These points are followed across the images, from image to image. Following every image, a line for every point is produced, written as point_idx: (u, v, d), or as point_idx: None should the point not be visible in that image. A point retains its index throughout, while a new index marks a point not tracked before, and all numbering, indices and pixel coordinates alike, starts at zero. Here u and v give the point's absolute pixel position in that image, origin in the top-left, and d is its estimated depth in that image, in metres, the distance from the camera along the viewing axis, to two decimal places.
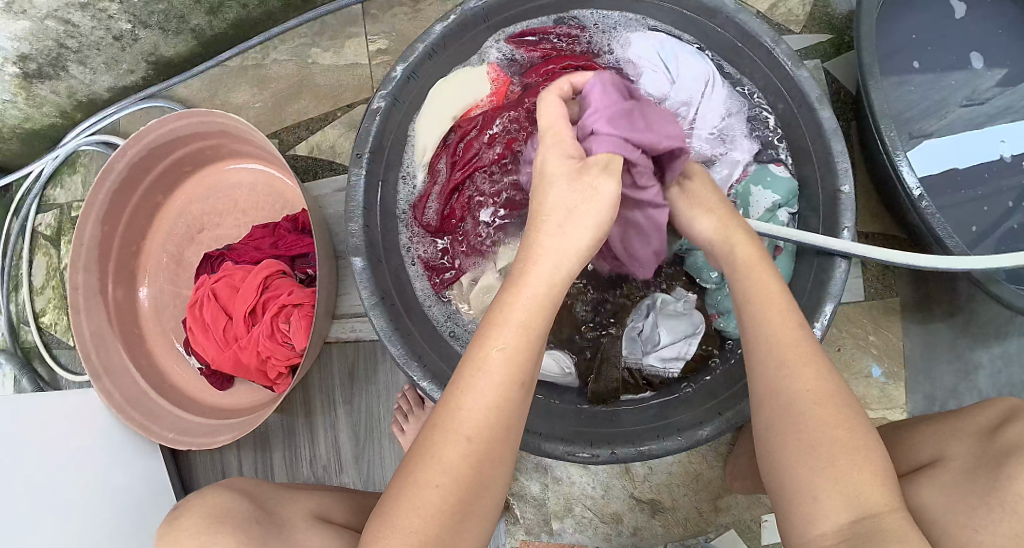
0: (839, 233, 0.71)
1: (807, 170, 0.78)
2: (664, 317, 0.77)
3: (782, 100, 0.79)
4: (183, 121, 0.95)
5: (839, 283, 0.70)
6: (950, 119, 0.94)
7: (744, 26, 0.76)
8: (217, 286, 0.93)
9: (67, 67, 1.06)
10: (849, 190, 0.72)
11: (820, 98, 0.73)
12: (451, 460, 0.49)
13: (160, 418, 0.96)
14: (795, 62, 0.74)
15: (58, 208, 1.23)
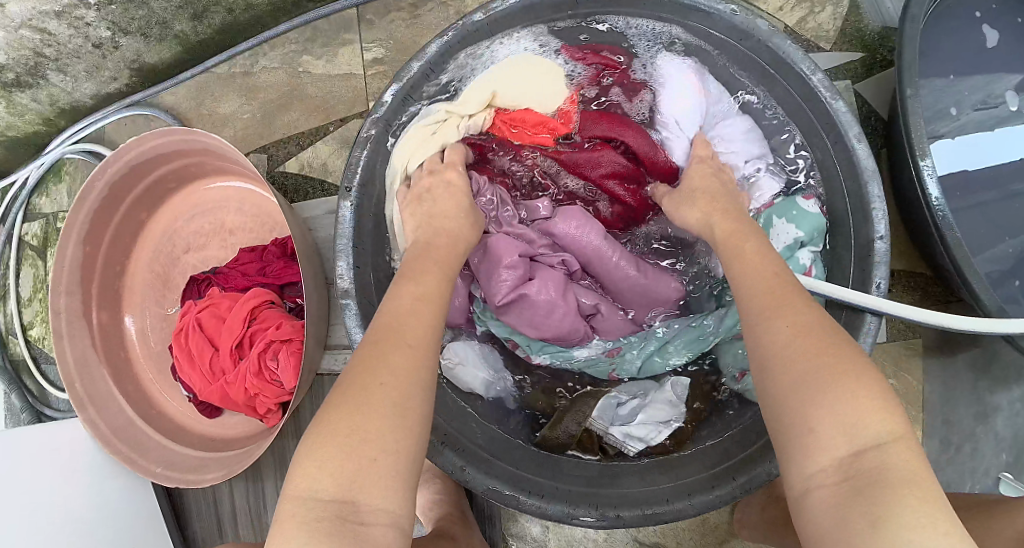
0: (870, 286, 0.67)
1: (840, 209, 0.73)
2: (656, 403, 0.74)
3: (815, 133, 0.73)
4: (165, 139, 0.89)
5: (869, 341, 0.66)
6: (963, 122, 0.87)
7: (777, 51, 0.70)
8: (202, 315, 0.89)
9: (46, 75, 1.01)
10: (883, 239, 0.66)
11: (858, 135, 0.67)
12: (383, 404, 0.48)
13: (148, 449, 0.92)
14: (831, 94, 0.68)
15: (44, 218, 1.19)
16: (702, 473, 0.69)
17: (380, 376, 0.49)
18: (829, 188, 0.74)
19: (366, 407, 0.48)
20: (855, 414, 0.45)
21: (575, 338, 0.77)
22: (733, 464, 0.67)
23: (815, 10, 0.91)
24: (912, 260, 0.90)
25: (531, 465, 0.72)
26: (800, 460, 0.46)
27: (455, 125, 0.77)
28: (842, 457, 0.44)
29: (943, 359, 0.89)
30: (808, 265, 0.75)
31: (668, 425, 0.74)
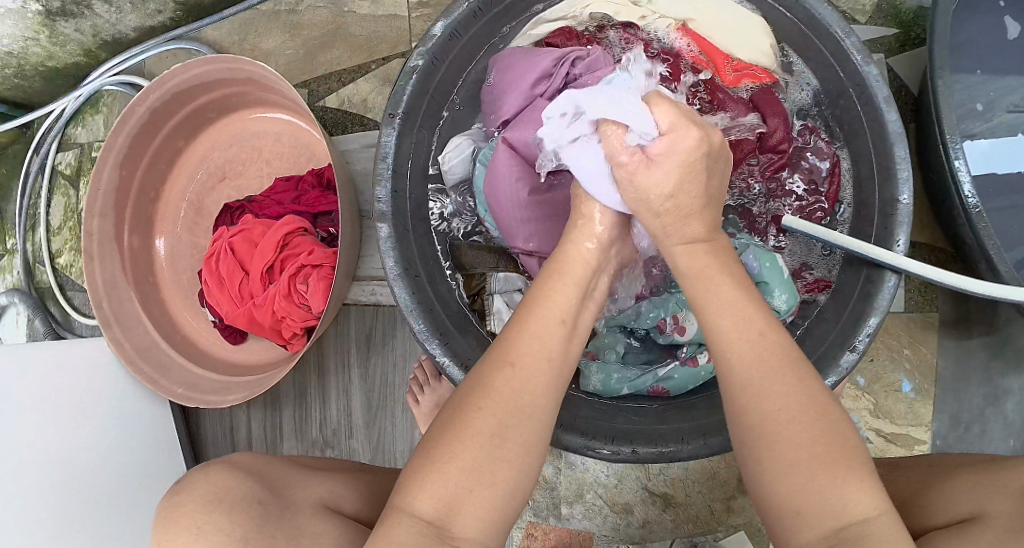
0: (892, 245, 0.67)
1: (865, 169, 0.73)
2: None
3: (846, 95, 0.74)
4: (209, 67, 0.91)
5: (887, 299, 0.65)
6: (996, 121, 0.88)
7: (813, 12, 0.71)
8: (235, 240, 0.91)
9: (91, 5, 1.03)
10: (909, 200, 0.66)
11: (888, 99, 0.68)
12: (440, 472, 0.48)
13: (171, 371, 0.94)
14: (863, 57, 0.69)
15: (79, 147, 1.21)
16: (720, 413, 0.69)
17: (487, 408, 0.49)
18: (858, 152, 0.74)
19: (492, 461, 0.48)
20: (838, 495, 0.46)
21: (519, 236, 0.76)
22: None
23: None
24: (933, 235, 0.91)
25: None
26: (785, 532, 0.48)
27: (646, 17, 0.83)
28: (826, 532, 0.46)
29: (958, 336, 0.88)
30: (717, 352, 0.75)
31: None
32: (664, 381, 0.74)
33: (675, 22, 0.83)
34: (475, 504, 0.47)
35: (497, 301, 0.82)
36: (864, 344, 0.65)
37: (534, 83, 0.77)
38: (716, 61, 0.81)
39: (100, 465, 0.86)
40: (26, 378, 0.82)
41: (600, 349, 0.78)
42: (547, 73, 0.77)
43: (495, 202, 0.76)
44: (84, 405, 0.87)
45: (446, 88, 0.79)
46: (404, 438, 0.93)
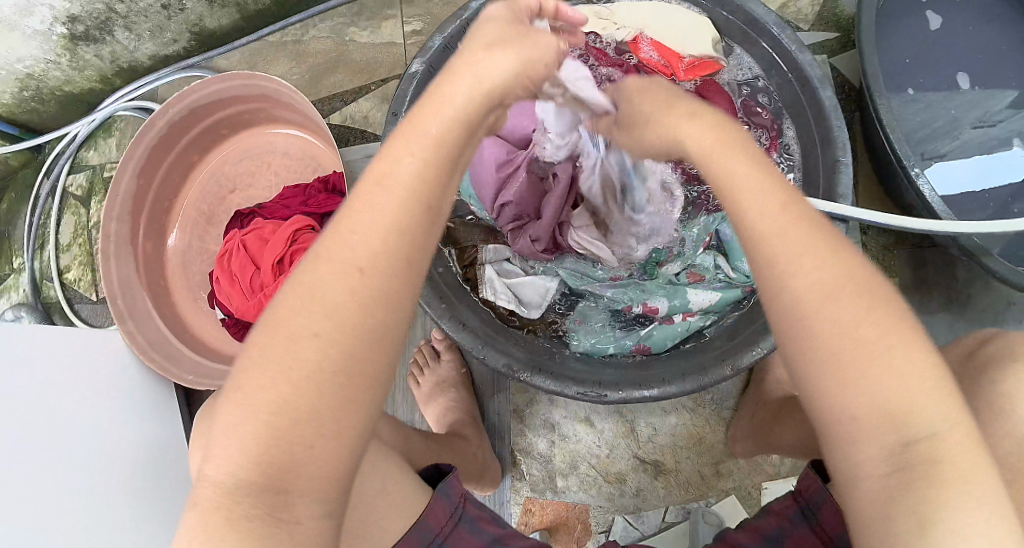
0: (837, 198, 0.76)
1: (808, 141, 0.83)
2: (514, 280, 0.87)
3: (786, 82, 0.85)
4: (225, 85, 1.00)
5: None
6: (962, 141, 1.00)
7: (754, 14, 0.82)
8: (247, 238, 0.98)
9: (113, 31, 1.11)
10: (848, 159, 0.76)
11: (820, 80, 0.79)
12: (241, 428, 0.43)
13: (181, 361, 0.99)
14: (796, 47, 0.80)
15: (91, 169, 1.29)
16: (704, 356, 0.76)
17: (258, 364, 0.43)
18: (801, 128, 0.85)
19: (293, 459, 0.43)
20: (891, 388, 0.40)
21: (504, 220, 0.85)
22: (727, 347, 0.75)
23: None
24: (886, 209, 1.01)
25: (538, 352, 0.80)
26: (844, 465, 0.42)
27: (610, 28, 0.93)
28: (892, 447, 0.40)
29: (921, 300, 0.97)
30: (693, 307, 0.83)
31: (526, 309, 0.87)
32: (645, 339, 0.82)
33: (632, 31, 0.93)
34: (314, 456, 0.43)
35: (489, 268, 0.87)
36: None
37: None
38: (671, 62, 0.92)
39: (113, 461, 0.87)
40: (47, 368, 0.83)
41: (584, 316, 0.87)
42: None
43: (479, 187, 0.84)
44: (95, 407, 0.88)
45: None
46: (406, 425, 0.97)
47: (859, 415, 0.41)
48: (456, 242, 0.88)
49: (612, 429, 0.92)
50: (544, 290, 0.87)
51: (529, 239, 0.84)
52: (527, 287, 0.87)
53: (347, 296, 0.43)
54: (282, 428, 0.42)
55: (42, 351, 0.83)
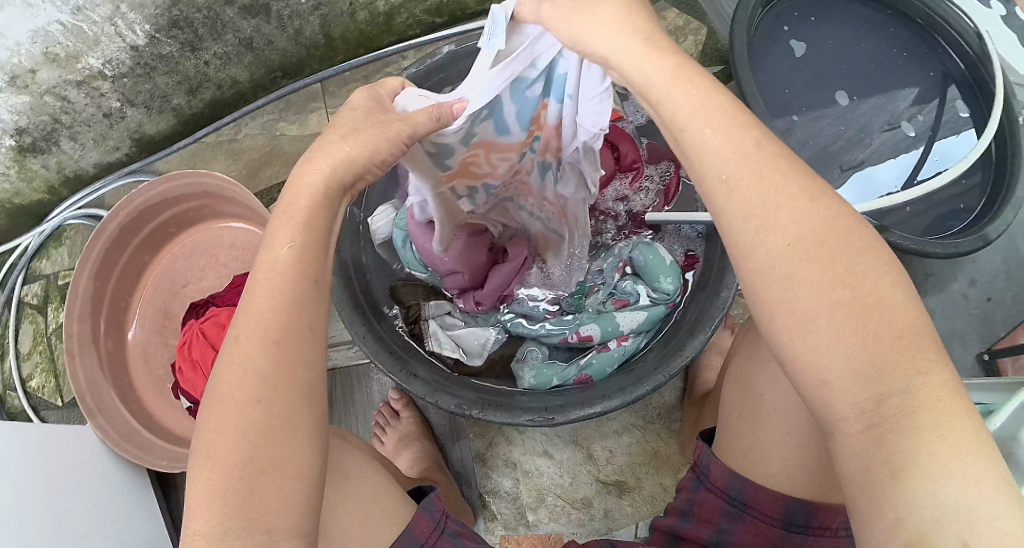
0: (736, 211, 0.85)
1: None
2: (453, 330, 0.93)
3: None
4: (171, 183, 1.07)
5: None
6: (875, 144, 1.16)
7: None
8: (206, 325, 1.03)
9: (59, 142, 1.17)
10: None
11: None
12: (201, 489, 0.49)
13: (153, 451, 1.02)
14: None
15: (45, 279, 1.32)
16: (644, 367, 0.84)
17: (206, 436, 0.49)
18: None
19: (256, 508, 0.48)
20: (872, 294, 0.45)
21: (455, 289, 0.92)
22: (659, 359, 0.83)
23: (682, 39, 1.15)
24: None
25: (489, 391, 0.86)
26: (824, 412, 0.47)
27: None
28: (865, 405, 0.45)
29: None
30: (625, 329, 0.88)
31: (469, 358, 0.93)
32: (586, 369, 0.87)
33: None
34: (280, 503, 0.49)
35: (433, 323, 0.92)
36: (727, 301, 0.80)
37: None
38: None
39: None
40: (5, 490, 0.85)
41: (524, 354, 0.92)
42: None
43: (427, 262, 0.89)
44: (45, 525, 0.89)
45: None
46: None
47: (831, 378, 0.45)
48: (401, 302, 0.94)
49: (571, 457, 0.97)
50: (486, 339, 0.93)
51: (474, 301, 0.92)
52: (467, 336, 0.93)
53: (244, 372, 0.49)
54: (239, 488, 0.48)
55: (8, 467, 0.88)
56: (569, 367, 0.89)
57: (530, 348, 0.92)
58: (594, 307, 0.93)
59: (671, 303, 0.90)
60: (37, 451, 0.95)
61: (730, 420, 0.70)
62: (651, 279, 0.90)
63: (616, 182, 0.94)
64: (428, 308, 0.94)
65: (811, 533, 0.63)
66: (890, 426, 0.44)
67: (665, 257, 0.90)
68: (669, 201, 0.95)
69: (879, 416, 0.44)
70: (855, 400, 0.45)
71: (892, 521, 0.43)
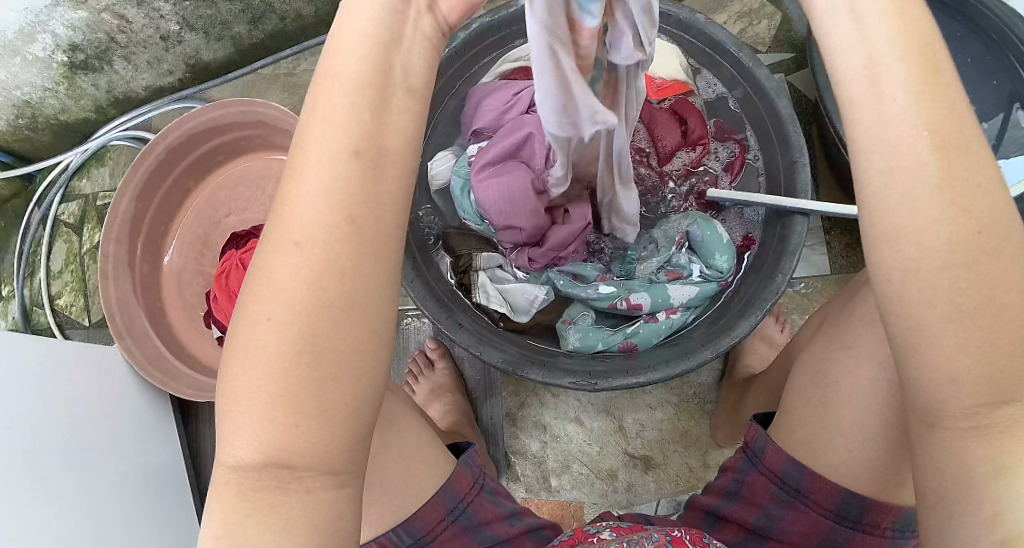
0: (800, 194, 0.84)
1: (770, 151, 0.90)
2: (502, 285, 0.90)
3: (745, 91, 0.92)
4: (223, 112, 1.06)
5: (801, 237, 0.81)
6: None
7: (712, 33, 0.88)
8: (246, 257, 1.02)
9: (112, 61, 1.16)
10: (804, 161, 0.84)
11: (776, 90, 0.85)
12: (240, 414, 0.41)
13: (180, 378, 1.02)
14: (757, 61, 0.85)
15: (83, 199, 1.31)
16: (693, 342, 0.82)
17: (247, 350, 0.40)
18: (763, 138, 0.91)
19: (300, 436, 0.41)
20: None
21: (506, 241, 0.90)
22: (710, 334, 0.82)
23: (754, 24, 1.16)
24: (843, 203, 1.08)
25: (532, 350, 0.85)
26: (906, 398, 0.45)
27: None
28: None
29: None
30: (676, 302, 0.87)
31: (515, 313, 0.90)
32: (633, 336, 0.85)
33: None
34: (312, 443, 0.41)
35: (483, 274, 0.90)
36: (783, 283, 0.78)
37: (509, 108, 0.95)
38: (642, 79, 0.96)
39: (81, 500, 0.88)
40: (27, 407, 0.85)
41: (570, 317, 0.90)
42: (511, 100, 0.95)
43: (482, 206, 0.87)
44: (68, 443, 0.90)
45: None
46: None
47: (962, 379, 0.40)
48: (452, 251, 0.93)
49: (602, 427, 0.96)
50: (533, 297, 0.90)
51: (527, 258, 0.90)
52: (514, 292, 0.90)
53: None
54: (280, 416, 0.40)
55: (31, 383, 0.87)
56: (616, 333, 0.86)
57: (577, 310, 0.90)
58: (645, 276, 0.90)
59: (723, 281, 0.88)
60: (67, 368, 0.96)
61: (791, 405, 0.66)
62: (706, 254, 0.88)
63: (680, 153, 0.96)
64: (479, 259, 0.91)
65: (861, 531, 0.61)
66: (999, 427, 0.41)
67: (723, 235, 0.88)
68: (732, 176, 0.96)
69: (983, 421, 0.41)
70: (973, 401, 0.40)
71: (992, 515, 0.41)
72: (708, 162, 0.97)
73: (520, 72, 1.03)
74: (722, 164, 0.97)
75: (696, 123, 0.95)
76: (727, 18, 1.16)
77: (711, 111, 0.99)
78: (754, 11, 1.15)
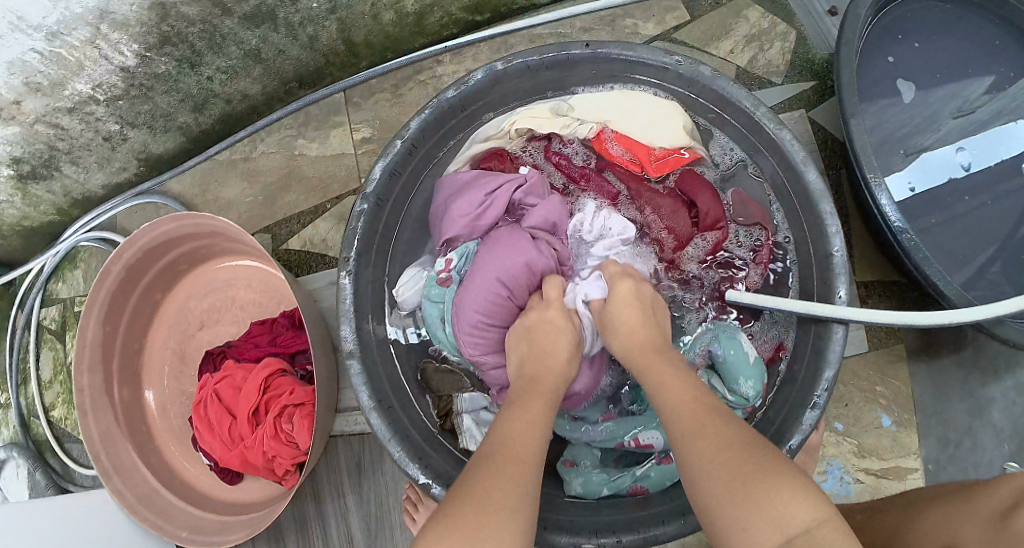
0: (834, 299, 0.76)
1: (799, 227, 0.82)
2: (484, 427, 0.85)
3: (764, 156, 0.85)
4: (174, 225, 0.97)
5: (838, 348, 0.74)
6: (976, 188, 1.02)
7: (724, 91, 0.81)
8: (219, 386, 0.95)
9: (60, 168, 1.08)
10: (840, 252, 0.76)
11: (803, 160, 0.77)
12: None
13: (173, 516, 0.98)
14: (775, 124, 0.79)
15: (61, 303, 1.27)
16: None
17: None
18: (790, 212, 0.84)
19: None
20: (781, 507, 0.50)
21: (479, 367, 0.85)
22: None
23: (765, 49, 1.06)
24: (882, 271, 0.99)
25: None
26: None
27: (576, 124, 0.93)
28: None
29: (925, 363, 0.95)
30: None
31: None
32: (642, 480, 0.78)
33: (596, 124, 0.93)
34: None
35: (465, 416, 0.86)
36: (823, 399, 0.73)
37: (482, 212, 0.88)
38: (641, 154, 0.92)
39: None
40: None
41: (575, 457, 0.83)
42: (483, 202, 0.88)
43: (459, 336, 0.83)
44: None
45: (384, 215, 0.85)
46: None
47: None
48: (437, 390, 0.90)
49: None
50: None
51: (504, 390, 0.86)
52: None
53: None
54: None
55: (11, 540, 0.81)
56: (623, 474, 0.79)
57: (580, 449, 0.83)
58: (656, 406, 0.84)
59: (749, 406, 0.82)
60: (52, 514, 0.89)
61: None
62: (730, 378, 0.83)
63: (696, 241, 0.90)
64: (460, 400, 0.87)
65: None
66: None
67: (749, 353, 0.83)
68: (760, 267, 0.88)
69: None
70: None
71: None
72: (730, 247, 0.90)
73: (491, 153, 0.94)
74: (745, 250, 0.90)
75: (708, 204, 0.90)
76: (734, 44, 1.07)
77: (730, 179, 0.92)
78: (764, 33, 1.06)
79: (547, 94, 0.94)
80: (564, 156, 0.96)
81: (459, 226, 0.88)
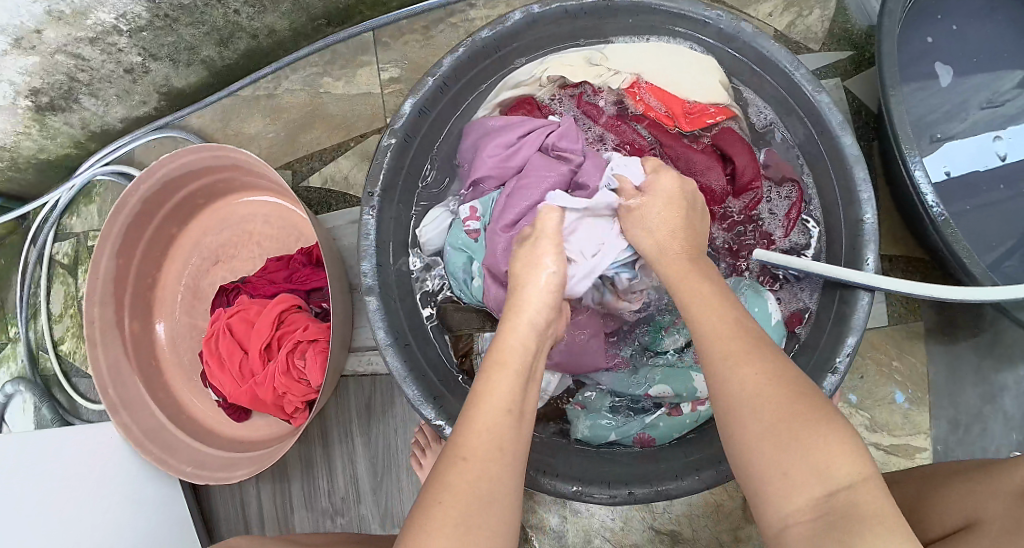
0: (862, 264, 0.74)
1: (830, 192, 0.80)
2: None
3: (797, 114, 0.82)
4: (195, 157, 0.95)
5: (862, 316, 0.72)
6: None
7: (762, 49, 0.78)
8: (232, 320, 0.93)
9: (79, 99, 1.05)
10: (872, 219, 0.73)
11: (841, 124, 0.75)
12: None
13: (179, 451, 0.96)
14: (813, 86, 0.76)
15: (75, 237, 1.25)
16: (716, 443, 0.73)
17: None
18: (821, 178, 0.82)
19: None
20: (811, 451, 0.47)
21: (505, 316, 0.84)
22: None
23: (804, 15, 1.02)
24: (907, 246, 0.96)
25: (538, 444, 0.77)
26: None
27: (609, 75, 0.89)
28: None
29: (946, 341, 0.94)
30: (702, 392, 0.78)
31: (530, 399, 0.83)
32: (650, 428, 0.78)
33: (629, 76, 0.89)
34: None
35: None
36: (845, 364, 0.71)
37: (512, 156, 0.84)
38: (674, 106, 0.88)
39: None
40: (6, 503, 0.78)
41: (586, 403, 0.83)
42: (512, 146, 0.84)
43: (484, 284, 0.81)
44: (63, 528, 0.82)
45: (411, 155, 0.82)
46: (413, 501, 0.94)
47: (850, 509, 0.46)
48: (452, 329, 0.89)
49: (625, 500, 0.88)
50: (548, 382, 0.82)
51: None
52: None
53: None
54: None
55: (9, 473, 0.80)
56: (632, 421, 0.79)
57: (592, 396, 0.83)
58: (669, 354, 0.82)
59: None
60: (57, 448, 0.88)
61: None
62: None
63: (729, 202, 0.87)
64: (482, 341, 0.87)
65: None
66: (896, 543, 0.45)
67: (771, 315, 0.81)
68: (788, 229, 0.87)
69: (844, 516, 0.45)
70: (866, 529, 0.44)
71: None
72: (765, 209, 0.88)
73: (523, 100, 0.91)
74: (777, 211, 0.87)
75: (744, 164, 0.86)
76: (772, 8, 1.03)
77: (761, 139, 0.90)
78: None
79: (579, 42, 0.90)
80: (591, 102, 0.91)
81: (488, 170, 0.85)
